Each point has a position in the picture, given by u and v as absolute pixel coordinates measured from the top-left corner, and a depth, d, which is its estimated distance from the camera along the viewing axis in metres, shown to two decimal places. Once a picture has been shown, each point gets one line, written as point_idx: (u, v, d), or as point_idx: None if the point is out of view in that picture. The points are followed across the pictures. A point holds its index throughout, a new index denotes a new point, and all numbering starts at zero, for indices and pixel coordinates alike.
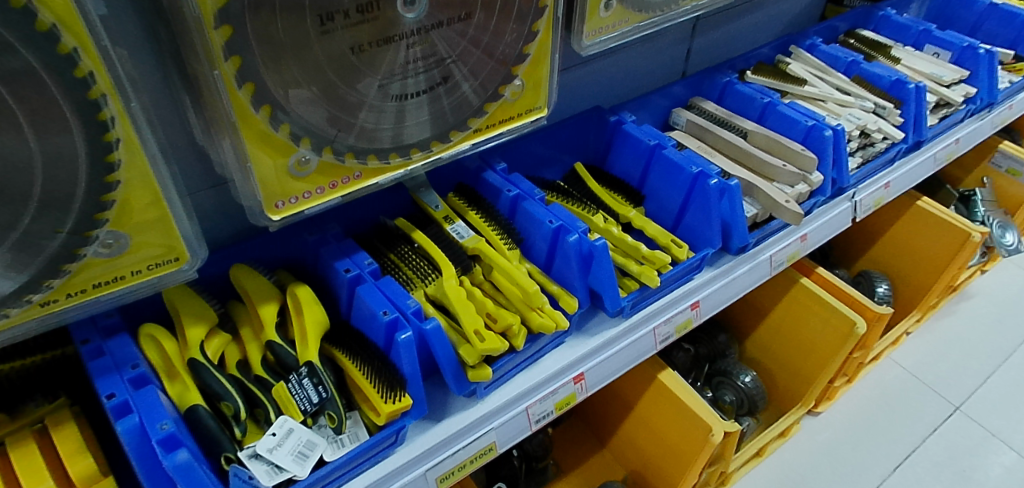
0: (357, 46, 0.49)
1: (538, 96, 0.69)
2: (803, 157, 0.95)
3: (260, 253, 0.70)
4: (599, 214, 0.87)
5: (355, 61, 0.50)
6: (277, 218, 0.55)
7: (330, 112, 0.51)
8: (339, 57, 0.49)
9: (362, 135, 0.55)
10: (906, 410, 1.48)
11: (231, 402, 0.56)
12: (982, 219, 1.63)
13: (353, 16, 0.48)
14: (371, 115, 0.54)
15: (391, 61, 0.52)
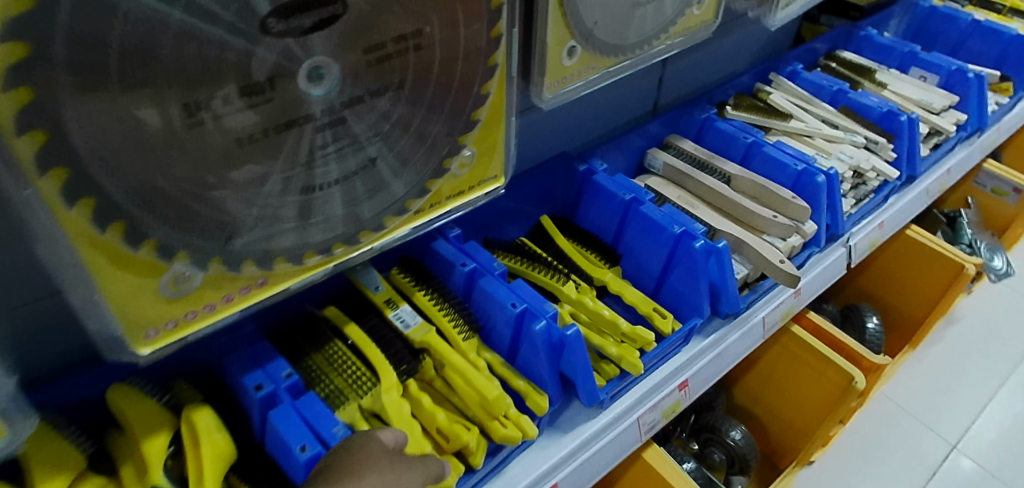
0: (242, 136, 0.38)
1: (495, 163, 0.57)
2: (795, 206, 0.85)
3: (150, 363, 0.57)
4: (570, 283, 0.76)
5: (244, 153, 0.39)
6: (146, 352, 0.43)
7: (210, 218, 0.40)
8: (218, 151, 0.38)
9: (258, 238, 0.43)
10: (902, 453, 1.38)
11: None
12: (969, 243, 1.53)
13: (237, 101, 0.37)
14: (268, 215, 0.42)
15: (293, 149, 0.41)
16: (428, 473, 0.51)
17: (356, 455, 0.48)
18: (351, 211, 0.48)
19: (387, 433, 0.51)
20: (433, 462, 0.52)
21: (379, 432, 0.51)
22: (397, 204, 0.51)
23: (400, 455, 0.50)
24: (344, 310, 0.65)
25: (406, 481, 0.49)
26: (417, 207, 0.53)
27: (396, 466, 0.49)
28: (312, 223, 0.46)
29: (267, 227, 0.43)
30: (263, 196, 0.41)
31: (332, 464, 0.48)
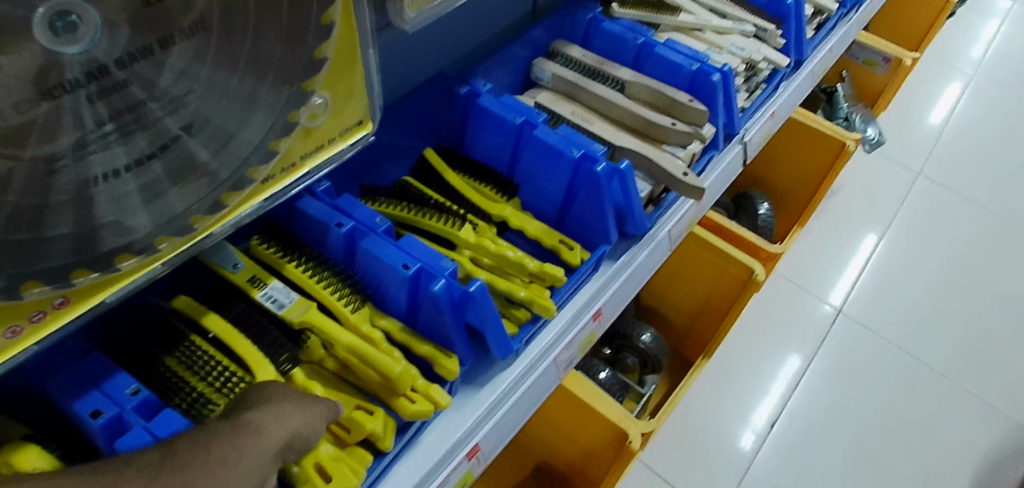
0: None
1: (359, 107, 0.47)
2: (693, 109, 0.81)
3: None
4: (467, 225, 0.68)
5: None
6: None
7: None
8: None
9: (28, 256, 0.32)
10: (795, 322, 1.43)
11: None
12: (845, 116, 1.57)
13: None
14: (32, 223, 0.31)
15: (49, 133, 0.29)
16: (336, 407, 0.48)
17: (261, 392, 0.44)
18: (164, 197, 0.37)
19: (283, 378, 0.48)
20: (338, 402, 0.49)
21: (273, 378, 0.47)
22: (230, 177, 0.40)
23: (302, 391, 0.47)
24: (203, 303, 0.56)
25: (318, 410, 0.46)
26: (264, 176, 0.43)
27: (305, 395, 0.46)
28: (113, 224, 0.35)
29: (37, 240, 0.32)
30: (18, 201, 0.30)
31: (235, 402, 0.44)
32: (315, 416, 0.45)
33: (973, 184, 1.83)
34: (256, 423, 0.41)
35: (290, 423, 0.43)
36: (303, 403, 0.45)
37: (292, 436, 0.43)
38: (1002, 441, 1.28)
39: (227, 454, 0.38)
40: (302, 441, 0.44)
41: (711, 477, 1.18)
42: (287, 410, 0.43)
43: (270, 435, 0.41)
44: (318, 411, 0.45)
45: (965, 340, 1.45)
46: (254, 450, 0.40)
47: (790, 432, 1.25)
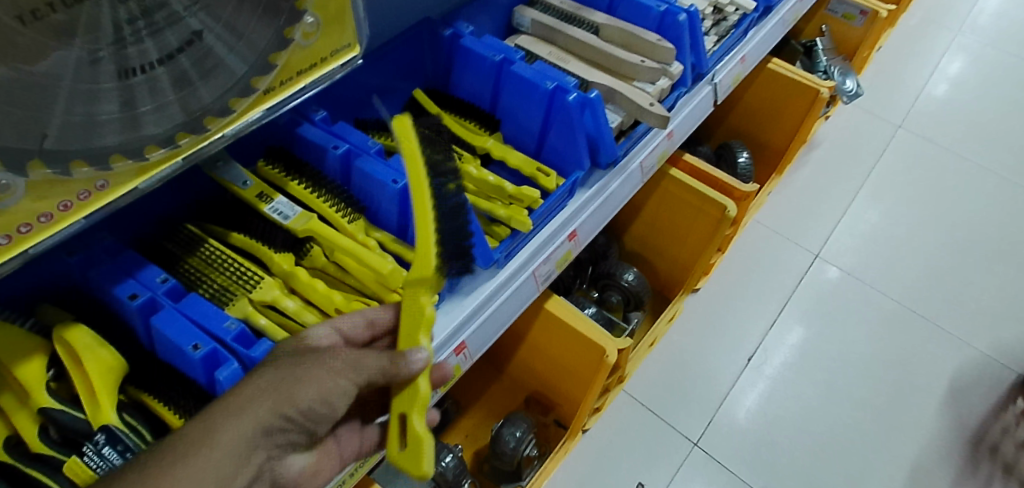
0: (23, 13, 0.34)
1: (346, 32, 0.54)
2: (660, 48, 0.87)
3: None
4: (452, 154, 0.75)
5: (28, 36, 0.34)
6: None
7: (10, 116, 0.36)
8: None
9: (81, 133, 0.40)
10: (774, 265, 1.49)
11: None
12: (823, 70, 1.62)
13: None
14: (80, 105, 0.39)
15: (94, 25, 0.36)
16: (389, 362, 0.51)
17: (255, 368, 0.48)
18: (187, 94, 0.44)
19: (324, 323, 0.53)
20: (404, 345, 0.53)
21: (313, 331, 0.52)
22: (237, 83, 0.47)
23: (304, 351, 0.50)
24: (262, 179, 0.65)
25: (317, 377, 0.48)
26: (265, 85, 0.49)
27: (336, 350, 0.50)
28: (148, 114, 0.42)
29: (87, 121, 0.40)
30: (71, 85, 0.38)
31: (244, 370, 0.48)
32: (342, 372, 0.49)
33: (951, 135, 1.88)
34: (268, 383, 0.46)
35: (277, 400, 0.46)
36: (312, 369, 0.48)
37: (283, 409, 0.46)
38: (967, 367, 1.35)
39: (229, 413, 0.44)
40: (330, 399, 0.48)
41: (692, 404, 1.24)
42: (272, 387, 0.46)
43: (283, 394, 0.46)
44: (337, 366, 0.49)
45: (937, 279, 1.51)
46: (262, 408, 0.45)
47: (768, 363, 1.32)
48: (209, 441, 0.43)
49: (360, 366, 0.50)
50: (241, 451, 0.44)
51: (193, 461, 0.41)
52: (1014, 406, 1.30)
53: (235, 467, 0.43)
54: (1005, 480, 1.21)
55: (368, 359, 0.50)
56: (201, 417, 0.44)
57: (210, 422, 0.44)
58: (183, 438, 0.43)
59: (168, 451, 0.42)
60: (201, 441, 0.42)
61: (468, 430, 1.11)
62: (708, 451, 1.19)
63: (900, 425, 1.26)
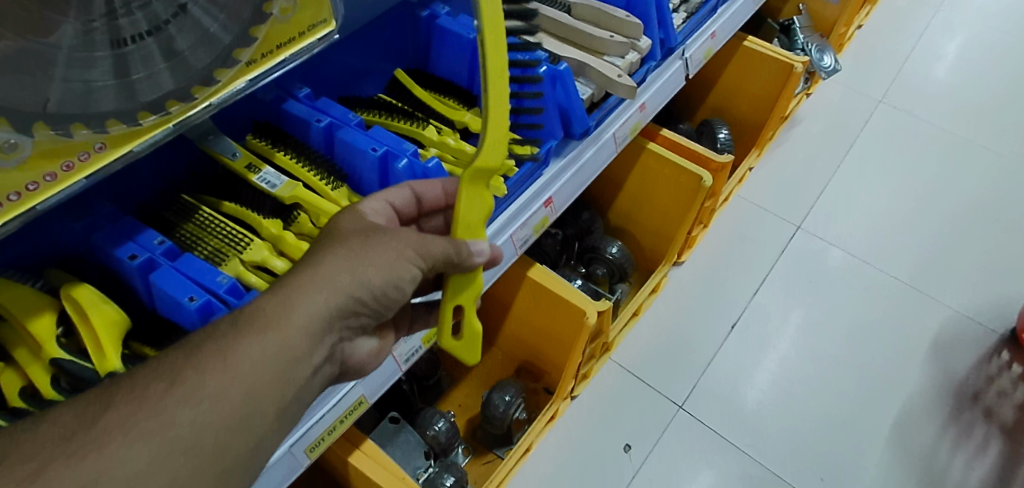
0: None
1: (321, 9, 0.58)
2: (628, 24, 0.91)
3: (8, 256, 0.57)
4: (431, 127, 0.80)
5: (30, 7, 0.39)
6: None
7: (17, 81, 0.41)
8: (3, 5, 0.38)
9: (81, 98, 0.44)
10: (758, 238, 1.53)
11: None
12: (801, 48, 1.65)
13: None
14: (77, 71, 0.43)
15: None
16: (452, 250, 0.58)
17: (323, 245, 0.53)
18: (177, 62, 0.49)
19: (377, 197, 0.61)
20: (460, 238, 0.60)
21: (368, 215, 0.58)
22: (220, 55, 0.52)
23: (372, 230, 0.55)
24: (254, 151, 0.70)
25: (385, 259, 0.54)
26: (247, 57, 0.54)
27: (403, 238, 0.55)
28: (141, 81, 0.47)
29: (86, 87, 0.44)
30: (68, 52, 0.42)
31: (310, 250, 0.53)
32: (407, 260, 0.55)
33: (936, 103, 1.89)
34: (340, 266, 0.51)
35: (352, 278, 0.51)
36: (381, 253, 0.54)
37: (356, 285, 0.52)
38: (948, 327, 1.39)
39: (309, 293, 0.49)
40: (398, 287, 0.55)
41: (678, 371, 1.30)
42: (346, 265, 0.52)
43: (355, 280, 0.51)
44: (404, 251, 0.55)
45: (919, 244, 1.55)
46: (341, 284, 0.51)
47: (750, 329, 1.37)
48: (289, 320, 0.48)
49: (427, 253, 0.56)
50: (320, 329, 0.49)
51: (279, 339, 0.47)
52: (996, 359, 1.34)
53: (320, 333, 0.49)
54: (989, 428, 1.24)
55: (433, 244, 0.57)
56: (280, 295, 0.49)
57: (291, 300, 0.49)
58: (265, 315, 0.47)
59: (257, 325, 0.47)
60: (281, 320, 0.47)
61: (462, 399, 1.15)
62: (694, 414, 1.24)
63: (884, 384, 1.30)
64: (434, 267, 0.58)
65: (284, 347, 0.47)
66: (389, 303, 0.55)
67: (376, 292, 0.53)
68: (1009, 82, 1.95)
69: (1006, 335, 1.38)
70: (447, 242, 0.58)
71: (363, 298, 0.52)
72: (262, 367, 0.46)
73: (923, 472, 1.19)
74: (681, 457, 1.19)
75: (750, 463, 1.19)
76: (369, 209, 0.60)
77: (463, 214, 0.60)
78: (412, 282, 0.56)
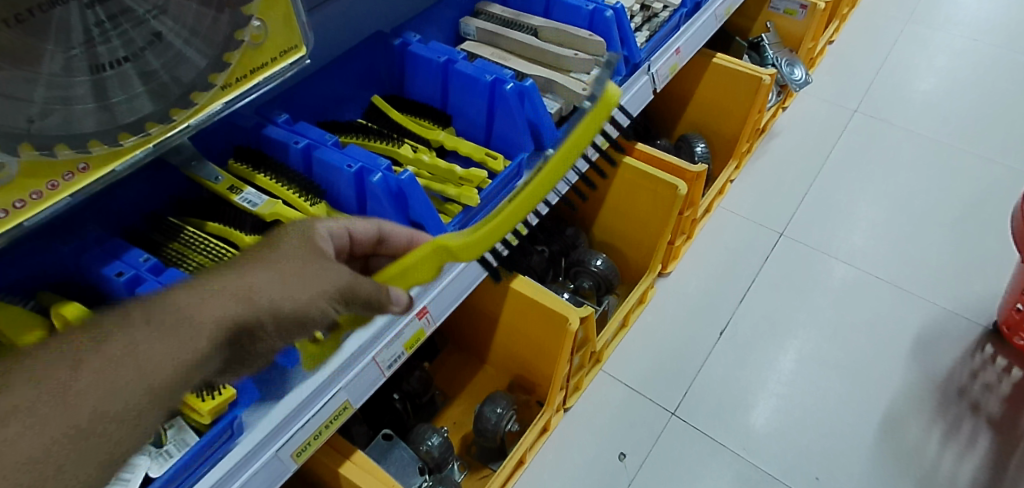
0: (7, 17, 0.42)
1: (292, 34, 0.61)
2: (592, 42, 0.96)
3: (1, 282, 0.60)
4: (406, 146, 0.84)
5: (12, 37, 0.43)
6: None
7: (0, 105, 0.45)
8: None
9: (61, 120, 0.48)
10: (741, 246, 1.56)
11: None
12: (772, 62, 1.70)
13: None
14: (57, 96, 0.47)
15: (63, 27, 0.45)
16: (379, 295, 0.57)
17: (258, 258, 0.53)
18: (154, 85, 0.53)
19: (342, 222, 0.61)
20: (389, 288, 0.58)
21: (317, 239, 0.57)
22: (195, 79, 0.56)
23: (313, 254, 0.55)
24: (237, 172, 0.74)
25: (312, 287, 0.52)
26: (222, 81, 0.57)
27: (330, 272, 0.54)
28: (119, 104, 0.51)
29: (65, 111, 0.48)
30: (49, 75, 0.46)
31: (243, 260, 0.53)
32: (333, 292, 0.53)
33: (909, 109, 1.93)
34: (266, 284, 0.50)
35: (272, 298, 0.50)
36: (310, 279, 0.52)
37: (273, 307, 0.50)
38: (933, 324, 1.41)
39: (222, 303, 0.48)
40: (311, 325, 0.53)
41: (668, 379, 1.32)
42: (272, 285, 0.51)
43: (270, 302, 0.50)
44: (333, 284, 0.53)
45: (900, 245, 1.57)
46: (259, 300, 0.50)
47: (738, 335, 1.39)
48: (194, 323, 0.47)
49: (348, 296, 0.54)
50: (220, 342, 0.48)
51: (178, 340, 0.46)
52: (982, 353, 1.35)
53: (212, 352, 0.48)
54: (978, 421, 1.25)
55: (363, 282, 0.55)
56: (194, 297, 0.48)
57: (202, 306, 0.48)
58: (177, 316, 0.47)
59: (166, 322, 0.46)
60: (187, 321, 0.47)
61: (456, 417, 1.17)
62: (685, 420, 1.27)
63: (872, 383, 1.32)
64: (355, 307, 0.56)
65: (186, 353, 0.46)
66: (299, 336, 0.53)
67: (286, 323, 0.51)
68: (980, 86, 1.99)
69: (990, 328, 1.39)
70: (376, 287, 0.56)
71: (270, 326, 0.50)
72: (162, 366, 0.45)
73: (916, 468, 1.20)
74: (674, 464, 1.21)
75: (743, 465, 1.21)
76: (324, 229, 0.59)
77: (414, 263, 0.60)
78: (326, 320, 0.54)
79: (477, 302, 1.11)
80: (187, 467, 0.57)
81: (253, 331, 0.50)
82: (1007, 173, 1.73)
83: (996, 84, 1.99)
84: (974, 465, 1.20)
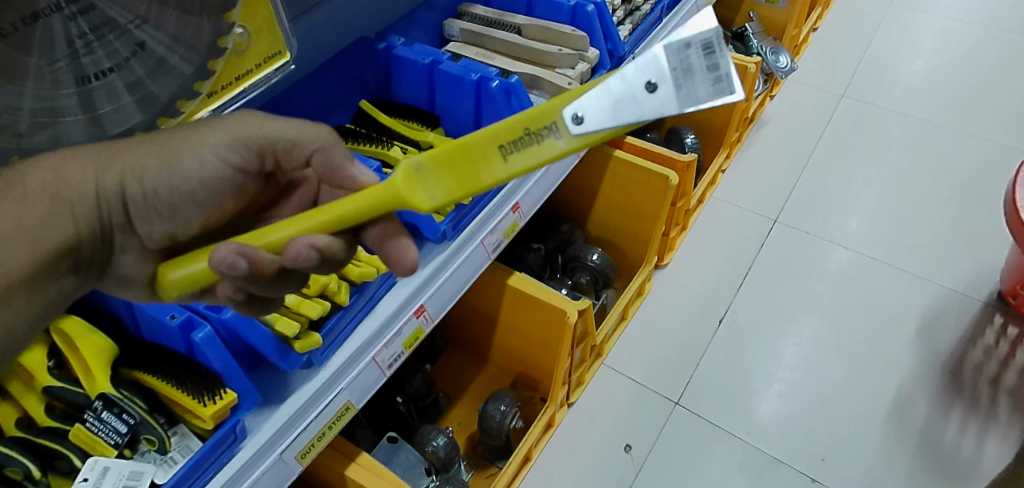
0: None
1: (276, 40, 0.62)
2: (575, 37, 0.96)
3: None
4: (396, 148, 0.84)
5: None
6: None
7: None
8: None
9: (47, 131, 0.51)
10: (736, 234, 1.57)
11: (17, 466, 0.55)
12: (757, 51, 1.71)
13: None
14: (44, 108, 0.49)
15: (47, 41, 0.45)
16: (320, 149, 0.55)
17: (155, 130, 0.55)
18: (141, 94, 0.54)
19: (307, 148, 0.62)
20: (313, 129, 0.55)
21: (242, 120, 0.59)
22: (182, 87, 0.57)
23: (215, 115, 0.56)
24: None
25: (198, 134, 0.54)
26: (208, 89, 0.58)
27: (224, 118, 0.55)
28: (107, 115, 0.53)
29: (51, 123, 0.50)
30: (34, 90, 0.47)
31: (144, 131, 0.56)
32: (224, 140, 0.54)
33: (897, 92, 1.93)
34: (145, 145, 0.53)
35: (145, 154, 0.52)
36: (204, 125, 0.54)
37: (144, 157, 0.52)
38: (934, 302, 1.41)
39: (88, 170, 0.51)
40: (198, 176, 0.54)
41: (669, 370, 1.33)
42: (153, 143, 0.53)
43: (141, 158, 0.52)
44: (230, 125, 0.54)
45: (896, 226, 1.57)
46: (129, 157, 0.52)
47: (737, 323, 1.40)
48: (52, 196, 0.49)
49: (247, 138, 0.54)
50: (86, 215, 0.51)
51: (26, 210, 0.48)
52: (991, 327, 1.36)
53: (67, 217, 0.50)
54: (992, 396, 1.26)
55: (276, 125, 0.54)
56: (57, 165, 0.50)
57: (60, 176, 0.50)
58: (30, 186, 0.48)
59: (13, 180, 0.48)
60: (46, 194, 0.49)
61: (461, 417, 1.17)
62: (689, 408, 1.27)
63: (875, 363, 1.32)
64: (272, 154, 0.55)
65: (40, 235, 0.48)
66: (186, 195, 0.54)
67: (158, 184, 0.53)
68: (967, 66, 2.00)
69: (993, 301, 1.40)
70: (292, 125, 0.54)
71: (143, 193, 0.52)
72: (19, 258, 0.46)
73: (933, 446, 1.20)
74: (683, 454, 1.21)
75: (750, 451, 1.21)
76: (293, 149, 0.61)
77: (364, 204, 0.48)
78: (219, 164, 0.54)
79: (475, 301, 1.12)
80: (194, 470, 0.57)
81: (123, 200, 0.52)
82: (998, 150, 1.74)
83: (983, 63, 2.00)
84: (985, 438, 1.20)
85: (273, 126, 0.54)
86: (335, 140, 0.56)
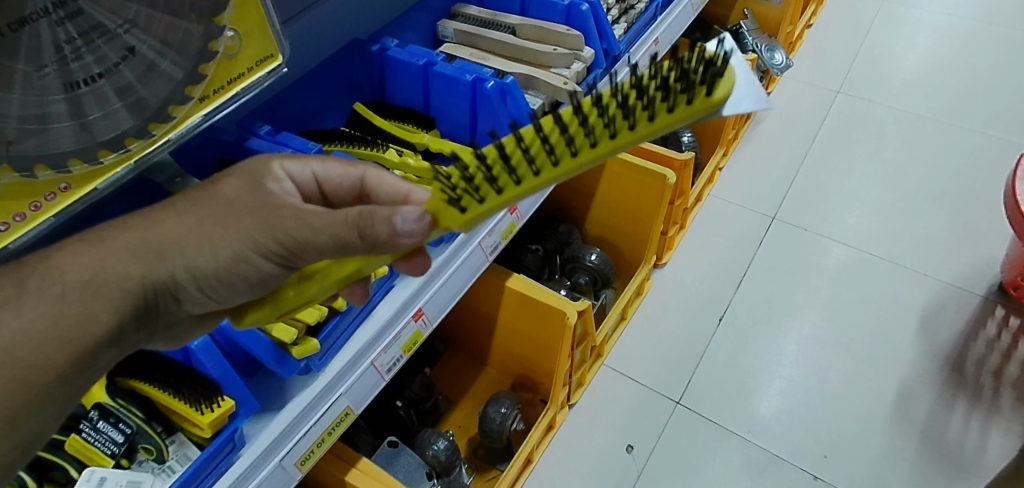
0: None
1: (267, 43, 0.61)
2: (570, 37, 0.96)
3: None
4: (391, 151, 0.83)
5: None
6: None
7: None
8: None
9: (37, 140, 0.49)
10: (735, 231, 1.56)
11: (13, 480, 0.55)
12: (753, 48, 1.70)
13: None
14: (32, 115, 0.48)
15: (34, 46, 0.45)
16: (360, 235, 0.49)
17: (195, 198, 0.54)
18: (131, 100, 0.54)
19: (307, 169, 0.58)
20: (344, 223, 0.49)
21: (265, 180, 0.55)
22: (173, 93, 0.56)
23: (255, 208, 0.53)
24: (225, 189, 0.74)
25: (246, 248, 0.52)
26: (199, 93, 0.58)
27: (269, 222, 0.52)
28: (97, 121, 0.52)
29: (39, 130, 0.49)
30: (21, 97, 0.46)
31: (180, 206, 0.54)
32: (271, 252, 0.52)
33: (892, 86, 1.93)
34: (193, 245, 0.52)
35: (195, 258, 0.52)
36: (248, 235, 0.52)
37: (195, 259, 0.52)
38: (935, 296, 1.41)
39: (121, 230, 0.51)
40: (251, 278, 0.53)
41: (671, 370, 1.32)
42: (200, 244, 0.52)
43: (188, 261, 0.52)
44: (274, 241, 0.51)
45: (894, 221, 1.57)
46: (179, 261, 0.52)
47: (737, 321, 1.39)
48: (94, 289, 0.50)
49: (295, 250, 0.51)
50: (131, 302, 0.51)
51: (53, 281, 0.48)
52: (992, 320, 1.36)
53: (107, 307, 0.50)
54: (994, 389, 1.25)
55: (321, 240, 0.50)
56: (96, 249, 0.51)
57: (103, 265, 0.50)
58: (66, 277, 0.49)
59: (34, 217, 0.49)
60: (84, 275, 0.50)
61: (461, 421, 1.17)
62: (691, 408, 1.26)
63: (876, 359, 1.32)
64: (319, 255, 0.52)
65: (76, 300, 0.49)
66: (243, 290, 0.54)
67: (208, 278, 0.53)
68: (961, 60, 2.00)
69: (993, 294, 1.40)
70: (334, 236, 0.49)
71: (196, 284, 0.53)
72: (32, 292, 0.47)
73: (937, 440, 1.19)
74: (686, 453, 1.21)
75: (752, 449, 1.21)
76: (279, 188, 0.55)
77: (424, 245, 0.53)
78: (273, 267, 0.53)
79: (472, 303, 1.11)
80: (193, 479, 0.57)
81: (174, 289, 0.53)
82: (995, 143, 1.74)
83: (977, 57, 2.00)
84: (989, 431, 1.20)
85: (312, 236, 0.50)
86: (379, 235, 0.48)
